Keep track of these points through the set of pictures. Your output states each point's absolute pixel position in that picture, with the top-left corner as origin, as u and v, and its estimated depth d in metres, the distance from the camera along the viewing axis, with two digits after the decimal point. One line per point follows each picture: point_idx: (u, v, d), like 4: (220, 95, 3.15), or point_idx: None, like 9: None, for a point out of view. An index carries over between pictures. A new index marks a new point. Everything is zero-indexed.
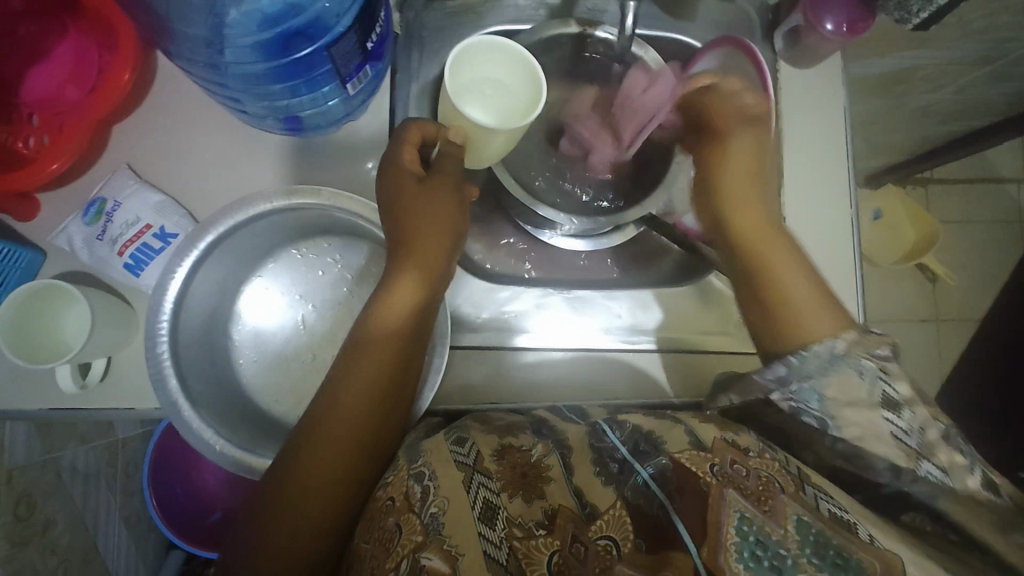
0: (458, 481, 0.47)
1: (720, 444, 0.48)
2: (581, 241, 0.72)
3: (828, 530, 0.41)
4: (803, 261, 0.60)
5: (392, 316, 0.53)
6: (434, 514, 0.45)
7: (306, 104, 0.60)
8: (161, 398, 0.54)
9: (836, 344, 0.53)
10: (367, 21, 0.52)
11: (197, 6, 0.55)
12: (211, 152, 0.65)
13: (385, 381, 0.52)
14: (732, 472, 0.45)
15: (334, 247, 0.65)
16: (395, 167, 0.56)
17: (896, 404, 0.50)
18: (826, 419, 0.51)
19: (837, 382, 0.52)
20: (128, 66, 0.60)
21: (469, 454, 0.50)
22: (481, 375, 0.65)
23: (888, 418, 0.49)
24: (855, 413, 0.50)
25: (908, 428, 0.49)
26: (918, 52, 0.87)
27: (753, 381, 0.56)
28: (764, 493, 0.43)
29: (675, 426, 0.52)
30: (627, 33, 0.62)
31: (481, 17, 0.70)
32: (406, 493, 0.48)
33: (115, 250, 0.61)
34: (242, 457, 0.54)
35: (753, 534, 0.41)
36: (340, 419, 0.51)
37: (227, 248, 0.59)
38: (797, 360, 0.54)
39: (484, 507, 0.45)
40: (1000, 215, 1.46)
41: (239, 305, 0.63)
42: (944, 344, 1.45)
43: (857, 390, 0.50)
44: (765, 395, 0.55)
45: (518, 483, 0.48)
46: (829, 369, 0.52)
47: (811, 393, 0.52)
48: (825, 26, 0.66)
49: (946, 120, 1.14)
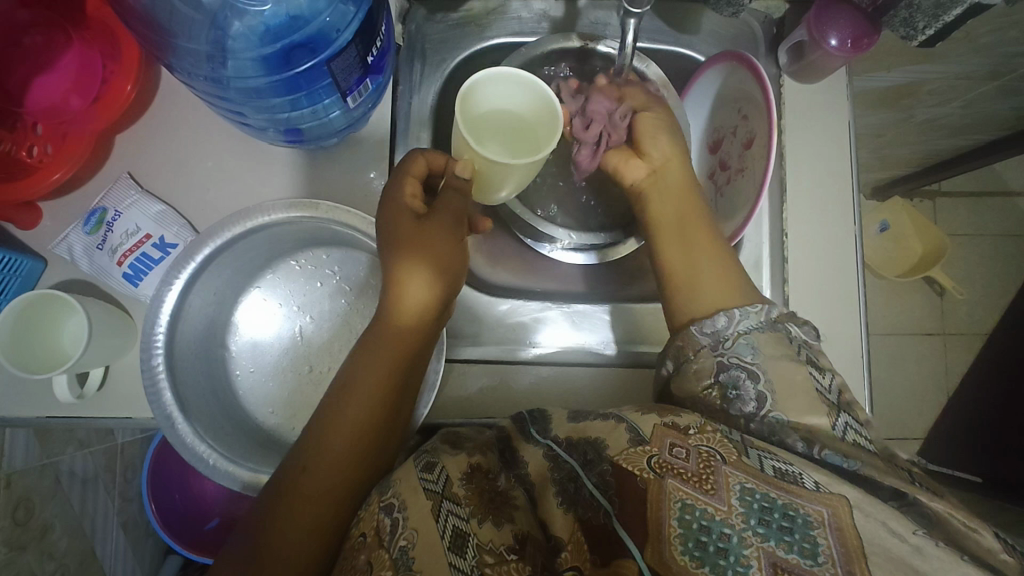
0: (425, 511, 0.46)
1: (660, 429, 0.47)
2: (580, 253, 0.71)
3: (769, 492, 0.42)
4: (713, 244, 0.62)
5: (405, 324, 0.55)
6: (403, 547, 0.44)
7: (307, 117, 0.60)
8: (156, 411, 0.54)
9: (769, 309, 0.55)
10: (367, 34, 0.52)
11: (201, 22, 0.56)
12: (212, 161, 0.65)
13: (384, 393, 0.53)
14: (672, 457, 0.45)
15: (333, 259, 0.65)
16: (395, 204, 0.56)
17: (819, 367, 0.52)
18: (756, 371, 0.51)
19: (768, 338, 0.52)
20: (131, 78, 0.61)
21: (439, 480, 0.48)
22: (477, 386, 0.65)
23: (813, 375, 0.50)
24: (782, 364, 0.51)
25: (829, 385, 0.51)
26: (926, 67, 0.86)
27: (689, 335, 0.56)
28: (705, 474, 0.43)
29: (617, 425, 0.50)
30: (631, 50, 0.61)
31: (483, 29, 0.70)
32: (378, 527, 0.47)
33: (114, 259, 0.61)
34: (235, 470, 0.54)
35: (697, 521, 0.41)
36: (335, 446, 0.51)
37: (223, 262, 0.59)
38: (739, 314, 0.55)
39: (454, 536, 0.45)
40: (1010, 228, 1.44)
41: (237, 315, 0.63)
42: (951, 359, 1.43)
43: (786, 348, 0.52)
44: (696, 350, 0.55)
45: (487, 506, 0.47)
46: (760, 327, 0.53)
47: (744, 347, 0.53)
48: (829, 42, 0.65)
49: (953, 135, 1.13)
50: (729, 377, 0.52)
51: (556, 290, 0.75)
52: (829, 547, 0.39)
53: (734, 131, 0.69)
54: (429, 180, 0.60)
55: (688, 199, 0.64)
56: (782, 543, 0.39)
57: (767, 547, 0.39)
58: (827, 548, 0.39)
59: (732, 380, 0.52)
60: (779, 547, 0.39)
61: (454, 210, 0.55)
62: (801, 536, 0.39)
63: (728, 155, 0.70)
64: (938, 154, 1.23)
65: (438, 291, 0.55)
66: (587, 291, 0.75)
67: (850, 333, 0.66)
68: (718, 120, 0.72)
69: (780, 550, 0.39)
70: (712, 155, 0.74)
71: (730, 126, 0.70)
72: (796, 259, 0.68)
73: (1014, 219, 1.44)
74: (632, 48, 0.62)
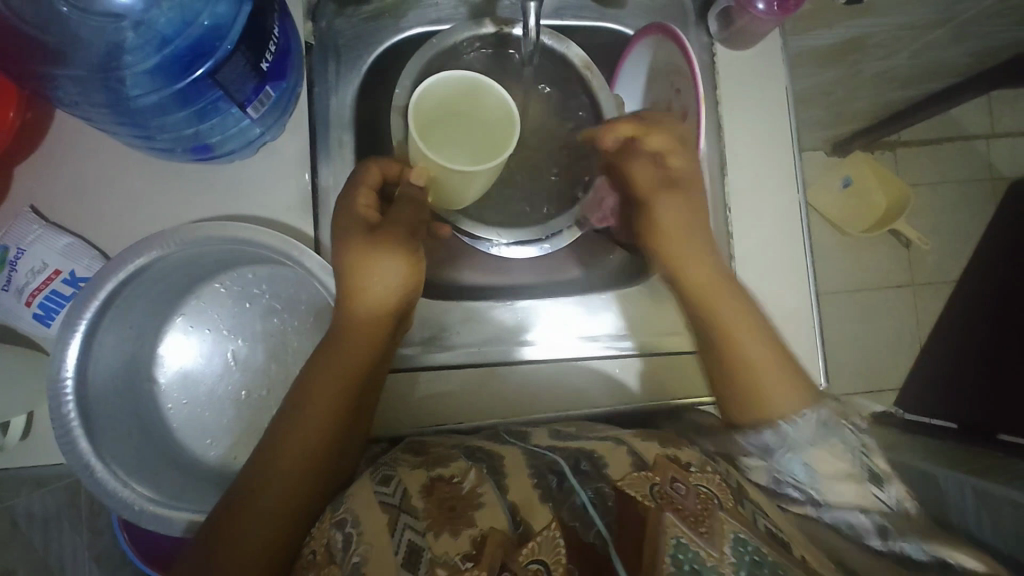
0: (380, 527, 0.45)
1: (663, 461, 0.48)
2: (530, 246, 0.65)
3: (764, 547, 0.41)
4: (748, 309, 0.60)
5: (362, 319, 0.53)
6: (356, 564, 0.43)
7: (215, 129, 0.57)
8: (72, 460, 0.52)
9: (824, 411, 0.57)
10: (256, 40, 0.49)
11: (90, 39, 0.53)
12: (120, 187, 0.61)
13: (337, 415, 0.52)
14: (673, 490, 0.45)
15: (260, 277, 0.62)
16: (347, 214, 0.54)
17: (879, 479, 0.55)
18: (813, 489, 0.55)
19: (824, 451, 0.56)
20: (12, 105, 0.57)
21: (395, 494, 0.47)
22: (436, 390, 0.62)
23: (875, 494, 0.54)
24: (839, 484, 0.55)
25: (889, 497, 0.55)
26: (864, 21, 0.84)
27: (738, 442, 0.58)
28: (703, 514, 0.43)
29: (618, 447, 0.51)
30: (534, 35, 0.58)
31: (399, 21, 0.67)
32: (328, 544, 0.46)
33: (22, 301, 0.58)
34: (157, 510, 0.52)
35: (689, 562, 0.40)
36: (280, 468, 0.50)
37: (130, 297, 0.55)
38: (785, 428, 0.57)
39: (408, 552, 0.43)
40: (972, 173, 1.42)
41: (161, 348, 0.60)
42: (922, 308, 1.39)
43: (841, 461, 0.55)
44: (743, 456, 0.58)
45: (445, 518, 0.45)
46: (818, 439, 0.56)
47: (797, 465, 0.56)
48: (756, 6, 0.62)
49: (902, 86, 1.13)
50: (774, 480, 0.57)
51: (505, 289, 0.72)
52: None
53: (669, 105, 0.67)
54: (385, 190, 0.57)
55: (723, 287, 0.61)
56: None
57: None
58: None
59: (779, 485, 0.57)
60: None
61: (409, 222, 0.53)
62: None
63: None
64: (891, 104, 1.21)
65: (411, 278, 0.54)
66: (537, 284, 0.73)
67: (800, 306, 0.66)
68: (654, 96, 0.69)
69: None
70: None
71: (665, 102, 0.67)
72: (741, 233, 0.66)
73: (975, 163, 1.42)
74: (536, 30, 0.59)
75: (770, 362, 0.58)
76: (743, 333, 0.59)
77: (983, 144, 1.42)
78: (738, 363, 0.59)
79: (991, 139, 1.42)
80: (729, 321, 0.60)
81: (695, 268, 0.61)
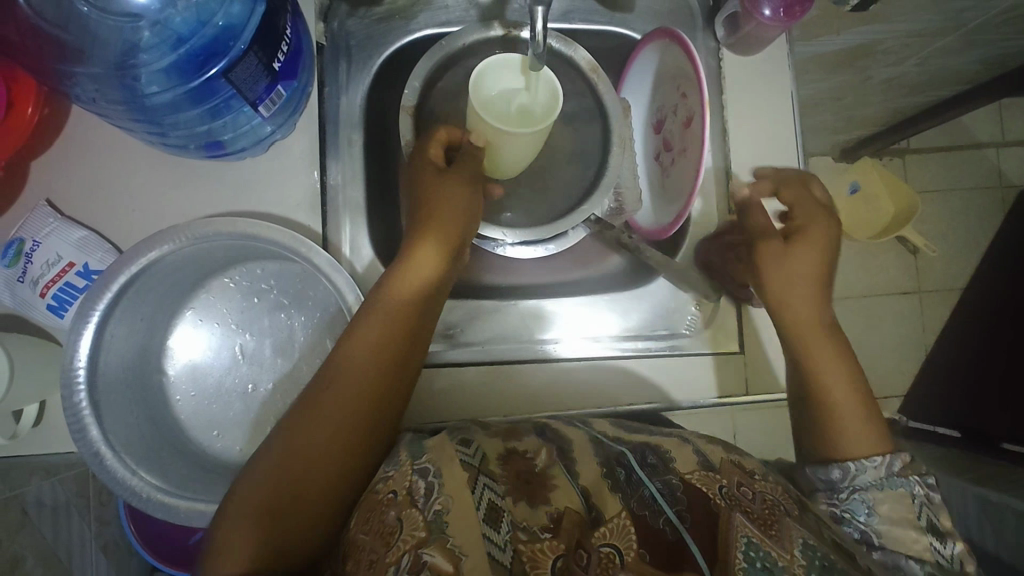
0: (461, 481, 0.43)
1: (727, 465, 0.50)
2: (535, 246, 0.70)
3: (830, 553, 0.43)
4: (844, 354, 0.59)
5: (416, 279, 0.56)
6: (438, 511, 0.41)
7: (226, 127, 0.58)
8: (83, 448, 0.53)
9: (892, 462, 0.54)
10: (267, 40, 0.50)
11: (104, 37, 0.54)
12: (134, 183, 0.62)
13: (385, 356, 0.52)
14: (740, 493, 0.46)
15: (268, 272, 0.63)
16: (420, 155, 0.62)
17: (940, 533, 0.51)
18: (870, 535, 0.52)
19: (889, 499, 0.52)
20: (32, 99, 0.59)
21: (475, 455, 0.46)
22: (443, 386, 0.63)
23: (933, 547, 0.50)
24: (901, 531, 0.51)
25: (950, 556, 0.50)
26: (870, 27, 0.84)
27: (806, 477, 0.57)
28: (770, 518, 0.45)
29: (682, 444, 0.52)
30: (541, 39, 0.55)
31: (409, 22, 0.68)
32: (410, 488, 0.44)
33: (37, 292, 0.59)
34: (166, 500, 0.53)
35: (761, 560, 0.41)
36: (331, 408, 0.50)
37: (142, 287, 0.56)
38: (854, 468, 0.54)
39: (489, 508, 0.42)
40: (981, 181, 1.41)
41: (170, 341, 0.61)
42: (928, 316, 1.39)
43: (905, 509, 0.52)
44: (812, 489, 0.56)
45: (523, 488, 0.44)
46: (879, 485, 0.53)
47: (859, 505, 0.53)
48: (763, 12, 0.62)
49: (912, 92, 1.13)
50: (834, 515, 0.53)
51: (511, 288, 0.73)
52: None
53: (675, 109, 0.68)
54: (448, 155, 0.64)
55: (821, 327, 0.59)
56: None
57: None
58: None
59: (837, 517, 0.53)
60: None
61: (473, 168, 0.62)
62: None
63: (672, 135, 0.69)
64: (899, 111, 1.21)
65: (445, 261, 0.58)
66: (543, 283, 0.74)
67: None
68: (660, 100, 0.70)
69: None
70: (656, 135, 0.72)
71: (671, 105, 0.68)
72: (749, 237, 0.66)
73: (984, 171, 1.42)
74: (544, 34, 0.56)
75: (845, 409, 0.56)
76: (827, 367, 0.57)
77: (992, 152, 1.41)
78: (823, 398, 0.57)
79: (1001, 146, 1.42)
80: (818, 356, 0.58)
81: (796, 311, 0.59)
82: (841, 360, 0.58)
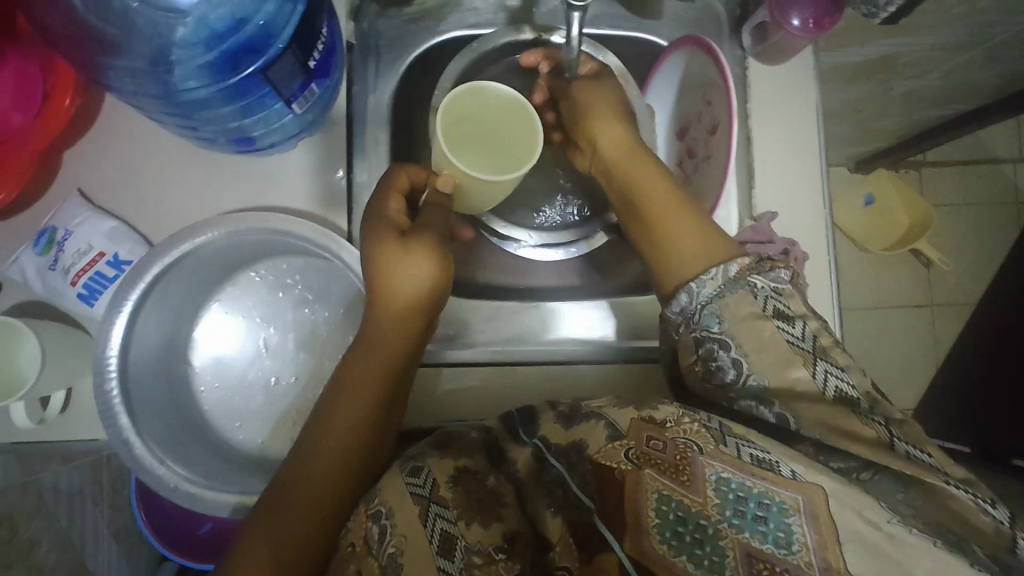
0: (412, 516, 0.46)
1: (638, 422, 0.47)
2: (556, 248, 0.70)
3: (746, 480, 0.42)
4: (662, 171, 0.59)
5: (402, 300, 0.52)
6: (391, 555, 0.45)
7: (258, 123, 0.59)
8: (111, 435, 0.53)
9: (728, 267, 0.51)
10: (305, 39, 0.51)
11: (143, 31, 0.55)
12: (164, 175, 0.63)
13: (380, 392, 0.53)
14: (651, 449, 0.45)
15: (293, 267, 0.64)
16: (382, 217, 0.54)
17: (788, 317, 0.49)
18: (727, 340, 0.50)
19: (733, 303, 0.50)
20: (69, 89, 0.59)
21: (425, 484, 0.48)
22: (451, 388, 0.64)
23: (780, 328, 0.48)
24: (752, 327, 0.49)
25: (801, 334, 0.48)
26: (895, 41, 0.84)
27: (668, 319, 0.54)
28: (682, 464, 0.44)
29: (597, 422, 0.49)
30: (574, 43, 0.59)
31: (439, 24, 0.69)
32: (366, 535, 0.47)
33: (67, 280, 0.60)
34: (195, 491, 0.54)
35: (673, 511, 0.42)
36: (334, 428, 0.52)
37: (171, 280, 0.57)
38: (695, 286, 0.52)
39: (442, 540, 0.46)
40: (997, 196, 1.41)
41: (196, 333, 0.62)
42: (939, 329, 1.39)
43: (751, 306, 0.49)
44: (676, 330, 0.54)
45: (474, 508, 0.48)
46: (722, 292, 0.51)
47: (710, 317, 0.51)
48: (792, 23, 0.63)
49: (931, 105, 1.12)
50: (706, 350, 0.51)
51: (529, 289, 0.74)
52: (803, 536, 0.39)
53: (699, 116, 0.68)
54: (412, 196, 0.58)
55: (633, 151, 0.61)
56: (758, 534, 0.40)
57: (741, 539, 0.40)
58: (801, 535, 0.39)
59: (710, 354, 0.51)
60: (754, 538, 0.40)
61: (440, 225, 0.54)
62: (776, 526, 0.40)
63: (696, 142, 0.69)
64: (917, 124, 1.21)
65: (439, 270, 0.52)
66: (561, 285, 0.74)
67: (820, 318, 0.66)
68: (684, 107, 0.70)
69: (755, 540, 0.40)
70: (680, 141, 0.72)
71: (696, 112, 0.68)
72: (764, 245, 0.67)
73: (1001, 186, 1.41)
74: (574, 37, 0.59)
75: (669, 220, 0.56)
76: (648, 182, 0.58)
77: (1010, 167, 1.41)
78: (656, 223, 0.57)
79: (1018, 162, 1.41)
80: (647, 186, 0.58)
81: (606, 136, 0.62)
82: (667, 185, 0.58)
